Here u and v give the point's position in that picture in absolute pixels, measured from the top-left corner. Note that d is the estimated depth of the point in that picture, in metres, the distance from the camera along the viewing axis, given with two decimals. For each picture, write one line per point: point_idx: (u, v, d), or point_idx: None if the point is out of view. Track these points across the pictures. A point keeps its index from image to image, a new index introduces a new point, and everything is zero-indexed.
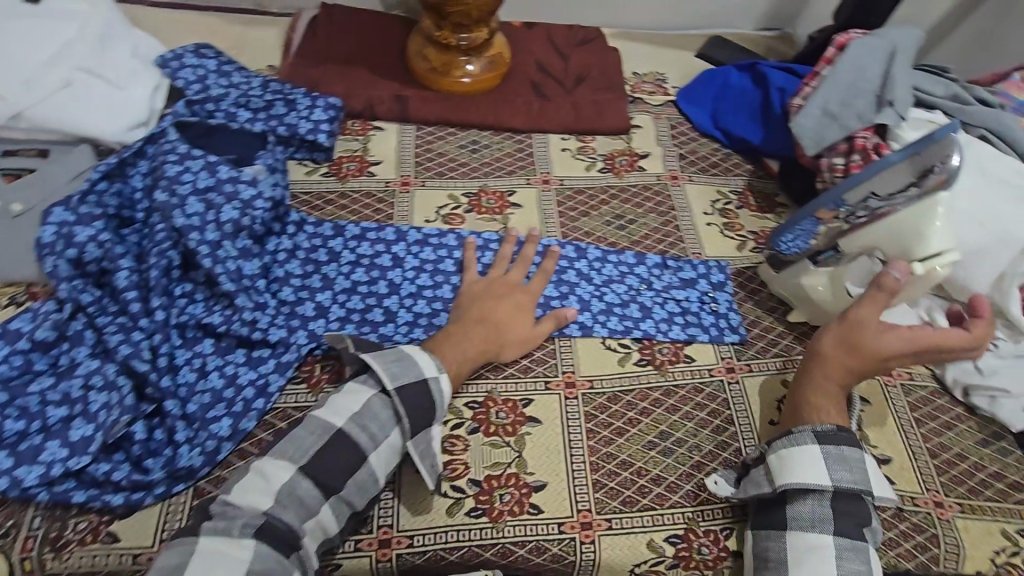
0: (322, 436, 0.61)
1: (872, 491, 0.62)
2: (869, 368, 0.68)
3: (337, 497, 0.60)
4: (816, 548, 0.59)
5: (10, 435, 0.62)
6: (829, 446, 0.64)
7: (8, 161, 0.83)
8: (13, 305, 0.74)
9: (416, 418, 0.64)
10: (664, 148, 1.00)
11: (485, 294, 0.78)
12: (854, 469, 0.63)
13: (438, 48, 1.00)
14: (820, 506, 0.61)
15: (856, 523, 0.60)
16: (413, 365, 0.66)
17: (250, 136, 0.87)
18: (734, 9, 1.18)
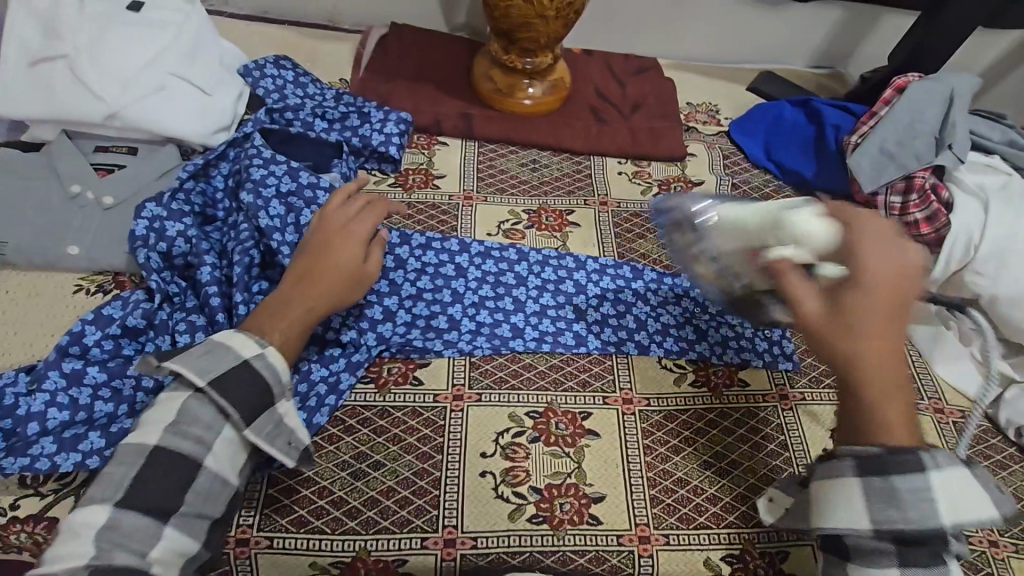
0: (134, 460, 0.53)
1: (948, 521, 0.50)
2: (859, 350, 0.52)
3: (180, 515, 0.53)
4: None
5: (100, 416, 0.66)
6: (874, 479, 0.51)
7: (100, 156, 0.87)
8: (101, 293, 0.78)
9: (250, 406, 0.57)
10: (718, 177, 1.03)
11: (313, 240, 0.73)
12: (914, 505, 0.50)
13: (504, 71, 1.04)
14: (879, 545, 0.51)
15: (926, 552, 0.51)
16: (225, 351, 0.58)
17: (326, 145, 0.91)
18: (785, 47, 1.22)
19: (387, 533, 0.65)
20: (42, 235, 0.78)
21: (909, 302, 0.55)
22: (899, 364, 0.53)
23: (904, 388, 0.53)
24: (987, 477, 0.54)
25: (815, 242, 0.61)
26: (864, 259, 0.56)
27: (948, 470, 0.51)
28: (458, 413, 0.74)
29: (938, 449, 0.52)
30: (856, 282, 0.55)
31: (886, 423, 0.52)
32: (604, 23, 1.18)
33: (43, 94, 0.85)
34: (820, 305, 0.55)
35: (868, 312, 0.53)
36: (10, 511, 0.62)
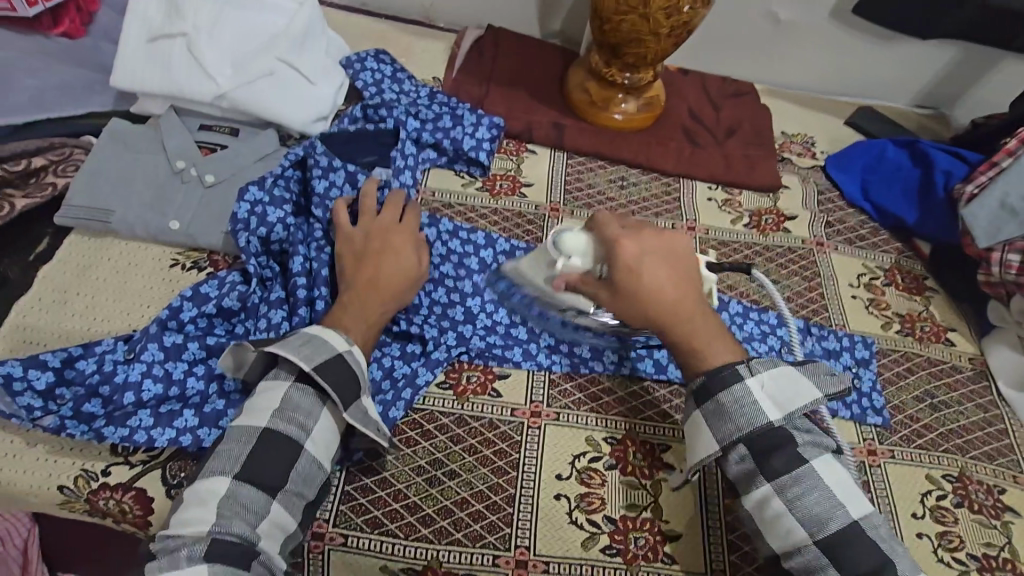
0: (245, 443, 0.58)
1: (776, 417, 0.61)
2: (651, 304, 0.65)
3: (284, 492, 0.58)
4: (763, 505, 0.60)
5: (192, 394, 0.67)
6: (707, 404, 0.63)
7: (204, 134, 0.89)
8: (196, 269, 0.79)
9: (344, 393, 0.62)
10: (812, 213, 0.99)
11: (368, 244, 0.74)
12: (742, 415, 0.61)
13: (600, 82, 1.02)
14: (741, 465, 0.61)
15: (784, 454, 0.60)
16: (324, 343, 0.63)
17: (387, 136, 0.91)
18: (890, 83, 1.17)
19: (459, 546, 0.64)
20: (146, 207, 0.80)
21: (678, 257, 0.68)
22: (684, 300, 0.66)
23: (697, 315, 0.66)
24: (817, 367, 0.65)
25: (583, 254, 0.69)
26: (630, 236, 0.67)
27: (763, 374, 0.62)
28: (535, 430, 0.73)
29: (755, 360, 0.64)
30: (634, 250, 0.66)
31: (699, 344, 0.65)
32: (704, 43, 1.15)
33: (159, 69, 0.87)
34: (628, 259, 0.66)
35: (654, 276, 0.65)
36: (103, 476, 0.63)
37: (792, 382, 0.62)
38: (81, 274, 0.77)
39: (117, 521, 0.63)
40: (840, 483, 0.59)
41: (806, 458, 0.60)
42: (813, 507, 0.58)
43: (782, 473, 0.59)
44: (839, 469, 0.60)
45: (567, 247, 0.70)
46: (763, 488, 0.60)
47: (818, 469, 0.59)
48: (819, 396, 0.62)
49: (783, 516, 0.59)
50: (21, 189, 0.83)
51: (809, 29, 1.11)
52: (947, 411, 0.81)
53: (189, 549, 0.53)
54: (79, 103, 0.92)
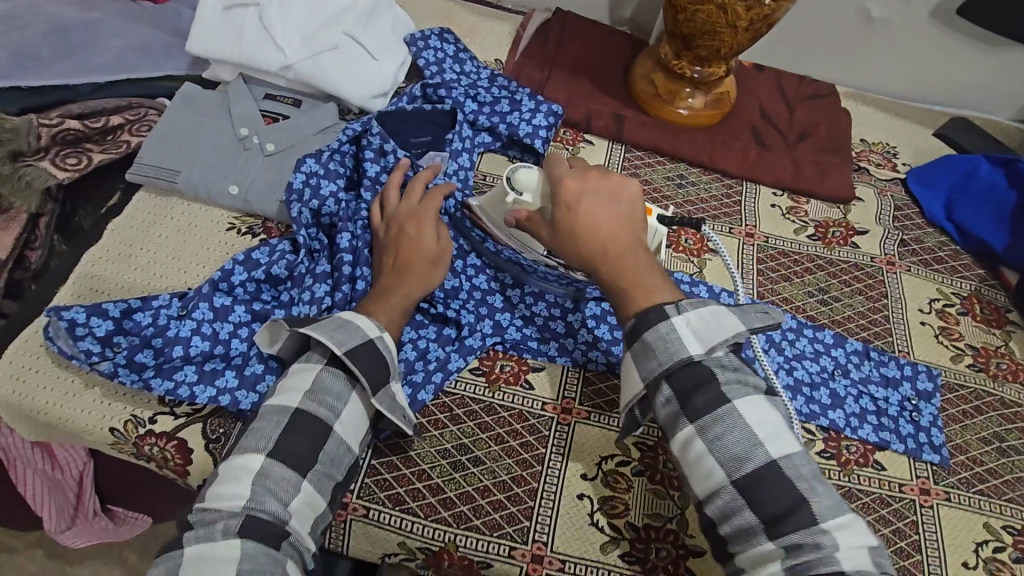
0: (279, 421, 0.60)
1: (697, 351, 0.59)
2: (584, 239, 0.66)
3: (314, 472, 0.59)
4: (686, 446, 0.58)
5: (236, 355, 0.69)
6: (635, 344, 0.61)
7: (268, 103, 0.92)
8: (250, 234, 0.81)
9: (373, 380, 0.64)
10: (885, 229, 0.92)
11: (391, 231, 0.75)
12: (664, 350, 0.60)
13: (668, 75, 0.98)
14: (669, 408, 0.60)
15: (705, 390, 0.58)
16: (356, 327, 0.64)
17: (442, 115, 0.91)
18: (992, 93, 1.07)
19: (478, 533, 0.64)
20: (209, 170, 0.83)
21: (624, 199, 0.69)
22: (624, 238, 0.66)
23: (637, 258, 0.65)
24: (748, 307, 0.63)
25: (534, 192, 0.75)
26: (574, 176, 0.70)
27: (690, 312, 0.61)
28: (565, 426, 0.72)
29: (686, 300, 0.62)
30: (574, 189, 0.69)
31: (636, 283, 0.64)
32: (786, 38, 1.08)
33: (232, 37, 0.89)
34: (568, 195, 0.68)
35: (591, 213, 0.67)
36: (149, 424, 0.67)
37: (717, 315, 0.61)
38: (147, 230, 0.80)
39: (160, 467, 0.67)
40: (763, 423, 0.56)
41: (728, 397, 0.57)
42: (732, 448, 0.56)
43: (704, 414, 0.57)
44: (764, 407, 0.57)
45: (521, 185, 0.75)
46: (686, 429, 0.58)
47: (739, 407, 0.57)
48: (743, 329, 0.60)
49: (705, 459, 0.57)
50: (99, 145, 0.88)
51: (905, 29, 1.02)
52: (1017, 457, 0.74)
53: (224, 522, 0.55)
54: (158, 65, 0.95)
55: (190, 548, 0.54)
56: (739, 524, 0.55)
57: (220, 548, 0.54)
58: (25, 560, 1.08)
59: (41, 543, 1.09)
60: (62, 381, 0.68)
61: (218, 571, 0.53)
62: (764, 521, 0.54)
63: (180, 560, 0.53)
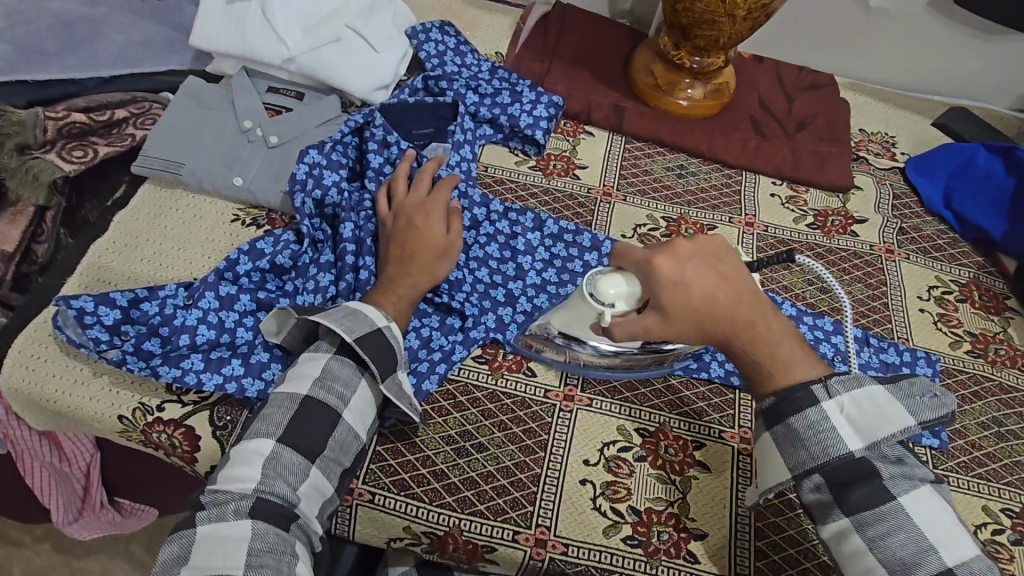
0: (288, 407, 0.61)
1: (857, 446, 0.56)
2: (704, 322, 0.59)
3: (322, 458, 0.60)
4: (841, 539, 0.56)
5: (241, 343, 0.70)
6: (777, 429, 0.59)
7: (271, 96, 0.92)
8: (255, 226, 0.82)
9: (382, 367, 0.64)
10: (884, 217, 0.93)
11: (396, 224, 0.76)
12: (816, 442, 0.57)
13: (668, 66, 0.98)
14: (815, 494, 0.58)
15: (868, 487, 0.56)
16: (364, 317, 0.65)
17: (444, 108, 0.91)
18: (990, 82, 1.07)
19: (481, 517, 0.65)
20: (213, 162, 0.84)
21: (722, 260, 0.62)
22: (746, 309, 0.60)
23: (767, 326, 0.60)
24: (913, 386, 0.59)
25: (626, 296, 0.65)
26: (664, 250, 0.62)
27: (842, 396, 0.57)
28: (567, 413, 0.73)
29: (835, 377, 0.59)
30: (672, 268, 0.61)
31: (780, 356, 0.60)
32: (783, 28, 1.08)
33: (235, 30, 0.90)
34: (668, 272, 0.61)
35: (702, 289, 0.60)
36: (157, 411, 0.68)
37: (882, 407, 0.57)
38: (152, 222, 0.81)
39: (168, 454, 0.68)
40: (935, 523, 0.54)
41: (896, 495, 0.55)
42: (900, 551, 0.54)
43: (865, 509, 0.55)
44: (940, 508, 0.55)
45: (606, 292, 0.65)
46: (839, 519, 0.56)
47: (908, 505, 0.55)
48: (912, 423, 0.56)
49: (864, 555, 0.55)
50: (103, 138, 0.88)
51: (902, 18, 1.03)
52: (1015, 441, 0.75)
53: (235, 504, 0.56)
54: (161, 59, 0.97)
55: (202, 527, 0.54)
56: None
57: (232, 527, 0.54)
58: (33, 553, 1.09)
59: (49, 537, 1.10)
60: (70, 369, 0.69)
61: (230, 552, 0.53)
62: None
63: (193, 539, 0.54)
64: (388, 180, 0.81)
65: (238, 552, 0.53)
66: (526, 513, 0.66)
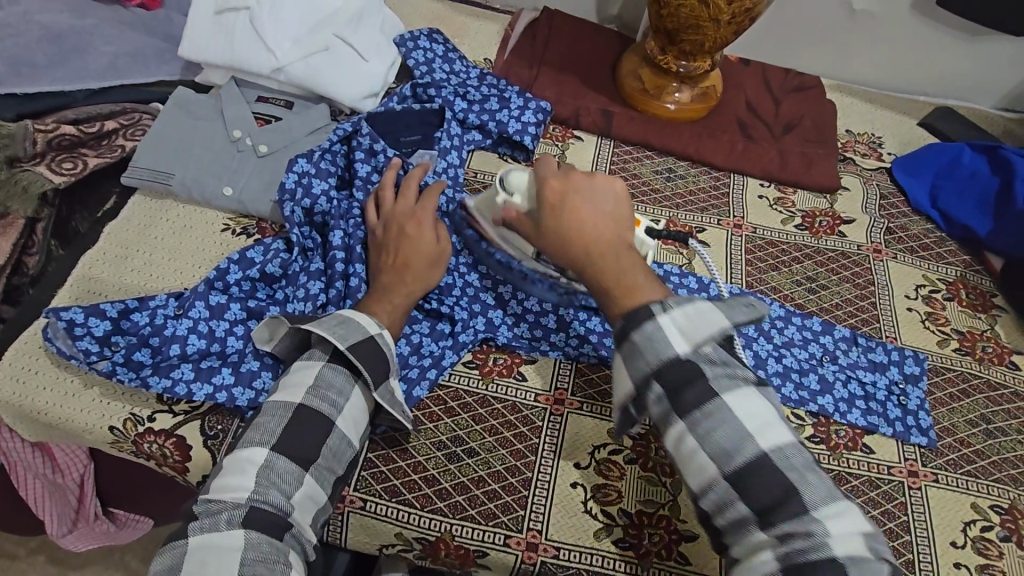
0: (281, 416, 0.61)
1: (683, 349, 0.57)
2: (561, 238, 0.65)
3: (316, 466, 0.60)
4: (678, 443, 0.57)
5: (232, 353, 0.70)
6: (625, 346, 0.59)
7: (260, 105, 0.92)
8: (245, 235, 0.83)
9: (375, 374, 0.65)
10: (871, 217, 0.94)
11: (388, 232, 0.76)
12: (652, 352, 0.57)
13: (655, 70, 0.99)
14: (658, 406, 0.58)
15: (697, 388, 0.56)
16: (357, 325, 0.65)
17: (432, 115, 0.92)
18: (975, 82, 1.08)
19: (473, 522, 0.65)
20: (203, 172, 0.84)
21: (611, 198, 0.68)
22: (605, 237, 0.64)
23: (625, 259, 0.63)
24: (734, 299, 0.61)
25: (523, 192, 0.74)
26: (559, 176, 0.69)
27: (673, 308, 0.58)
28: (558, 417, 0.73)
29: (671, 297, 0.60)
30: (559, 189, 0.68)
31: (626, 281, 0.62)
32: (770, 32, 1.09)
33: (225, 42, 0.90)
34: (552, 192, 0.68)
35: (576, 210, 0.66)
36: (148, 421, 0.68)
37: (702, 311, 0.58)
38: (143, 232, 0.82)
39: (159, 464, 0.68)
40: (752, 414, 0.55)
41: (719, 392, 0.56)
42: (723, 442, 0.54)
43: (696, 409, 0.56)
44: (758, 402, 0.56)
45: (511, 185, 0.75)
46: (678, 426, 0.56)
47: (729, 401, 0.55)
48: (729, 324, 0.58)
49: (697, 454, 0.55)
50: (94, 150, 0.89)
51: (887, 21, 1.04)
52: (1003, 438, 0.76)
53: (228, 512, 0.56)
54: (151, 72, 0.97)
55: (195, 537, 0.55)
56: (733, 520, 0.54)
57: (224, 537, 0.54)
58: (28, 566, 1.08)
59: (43, 550, 1.10)
60: (61, 381, 0.69)
61: (223, 561, 0.53)
62: (757, 512, 0.53)
63: (184, 549, 0.54)
64: (379, 188, 0.82)
65: (231, 561, 0.53)
66: (517, 516, 0.66)
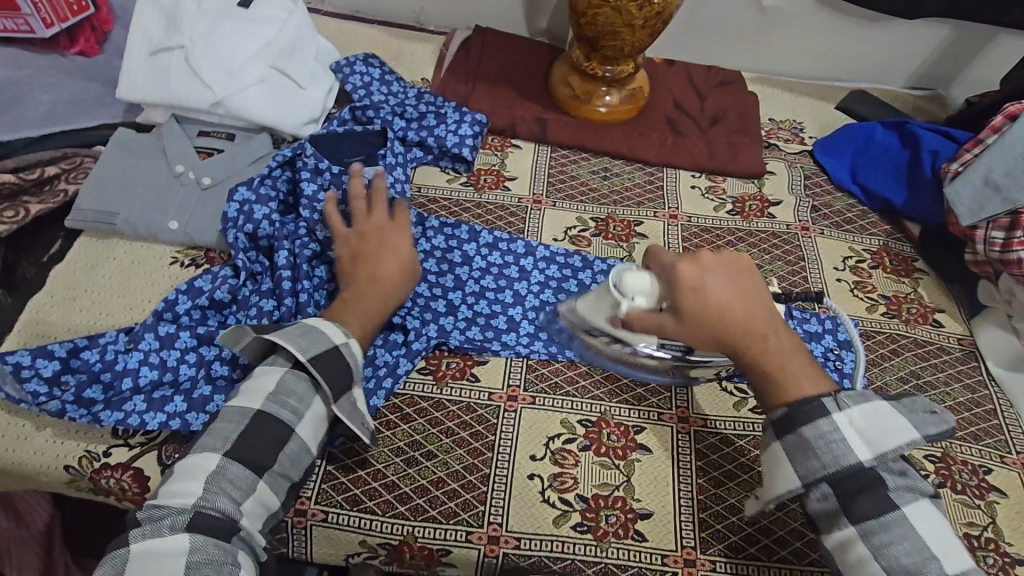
0: (237, 422, 0.62)
1: (866, 456, 0.57)
2: (712, 336, 0.62)
3: (270, 472, 0.61)
4: (846, 549, 0.56)
5: (184, 380, 0.71)
6: (789, 437, 0.59)
7: (202, 140, 0.95)
8: (194, 266, 0.84)
9: (337, 385, 0.66)
10: (797, 197, 0.99)
11: (363, 242, 0.76)
12: (827, 451, 0.58)
13: (583, 77, 1.04)
14: (825, 504, 0.58)
15: (872, 498, 0.56)
16: (320, 334, 0.66)
17: (373, 135, 0.95)
18: (882, 65, 1.16)
19: (435, 522, 0.67)
20: (147, 209, 0.86)
21: (743, 275, 0.65)
22: (762, 326, 0.63)
23: (787, 350, 0.63)
24: (913, 404, 0.61)
25: (647, 294, 0.67)
26: (687, 257, 0.65)
27: (853, 409, 0.59)
28: (512, 413, 0.75)
29: (844, 392, 0.60)
30: (694, 272, 0.64)
31: (796, 379, 0.61)
32: (690, 33, 1.15)
33: (160, 81, 0.93)
34: (691, 277, 0.64)
35: (720, 295, 0.63)
36: (104, 456, 0.68)
37: (890, 418, 0.58)
38: (90, 273, 0.82)
39: (119, 499, 0.68)
40: (936, 534, 0.55)
41: (898, 504, 0.56)
42: (903, 559, 0.54)
43: (869, 518, 0.55)
44: (936, 515, 0.56)
45: (629, 288, 0.67)
46: (848, 530, 0.56)
47: (909, 514, 0.55)
48: (917, 438, 0.57)
49: (868, 564, 0.55)
50: (36, 197, 0.90)
51: (795, 15, 1.10)
52: (932, 391, 0.80)
53: (171, 519, 0.56)
54: (92, 114, 0.99)
55: (138, 544, 0.55)
56: None
57: (169, 543, 0.55)
58: None
59: None
60: (13, 426, 0.69)
61: (166, 564, 0.54)
62: None
63: (127, 557, 0.54)
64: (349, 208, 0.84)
65: (174, 565, 0.54)
66: (478, 514, 0.68)
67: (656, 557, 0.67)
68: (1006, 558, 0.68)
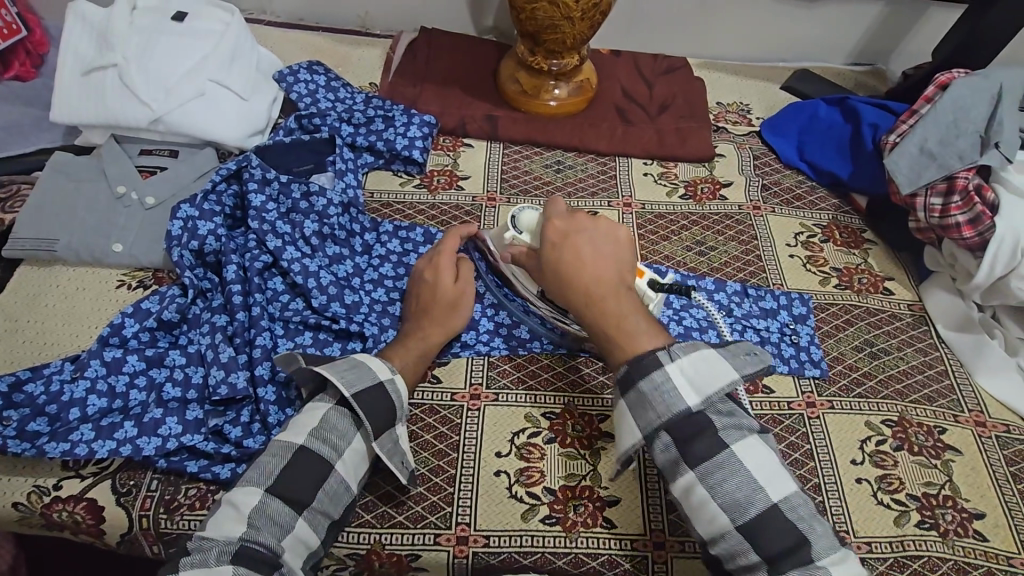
0: (286, 456, 0.60)
1: (693, 400, 0.57)
2: (559, 287, 0.67)
3: (310, 509, 0.60)
4: (689, 492, 0.56)
5: (134, 405, 0.70)
6: (628, 393, 0.59)
7: (144, 158, 0.92)
8: (142, 287, 0.82)
9: (379, 422, 0.64)
10: (747, 177, 1.01)
11: (418, 278, 0.79)
12: (659, 400, 0.58)
13: (530, 72, 1.04)
14: (667, 454, 0.58)
15: (705, 439, 0.56)
16: (366, 370, 0.66)
17: (321, 142, 0.94)
18: (823, 45, 1.18)
19: (402, 528, 0.67)
20: (89, 232, 0.83)
21: (613, 239, 0.70)
22: (607, 286, 0.65)
23: (630, 310, 0.64)
24: (735, 348, 0.61)
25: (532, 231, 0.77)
26: (565, 215, 0.72)
27: (682, 358, 0.59)
28: (476, 412, 0.75)
29: (676, 343, 0.61)
30: (562, 229, 0.70)
31: (629, 335, 0.62)
32: (635, 22, 1.16)
33: (96, 102, 0.90)
34: (554, 231, 0.70)
35: (580, 247, 0.68)
36: (54, 490, 0.66)
37: (711, 360, 0.59)
38: (32, 304, 0.80)
39: (75, 532, 0.66)
40: (764, 467, 0.55)
41: (727, 443, 0.56)
42: (735, 492, 0.55)
43: (705, 460, 0.56)
44: (764, 450, 0.56)
45: (522, 222, 0.78)
46: (686, 475, 0.56)
47: (738, 452, 0.56)
48: (737, 377, 0.58)
49: (708, 503, 0.55)
50: None
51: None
52: (886, 357, 0.82)
53: (218, 549, 0.54)
54: (29, 140, 0.96)
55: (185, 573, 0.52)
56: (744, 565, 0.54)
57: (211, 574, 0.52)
58: None
59: None
60: None
61: None
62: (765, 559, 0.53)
63: None
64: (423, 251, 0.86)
65: None
66: (445, 516, 0.67)
67: (626, 543, 0.67)
68: (964, 514, 0.70)
